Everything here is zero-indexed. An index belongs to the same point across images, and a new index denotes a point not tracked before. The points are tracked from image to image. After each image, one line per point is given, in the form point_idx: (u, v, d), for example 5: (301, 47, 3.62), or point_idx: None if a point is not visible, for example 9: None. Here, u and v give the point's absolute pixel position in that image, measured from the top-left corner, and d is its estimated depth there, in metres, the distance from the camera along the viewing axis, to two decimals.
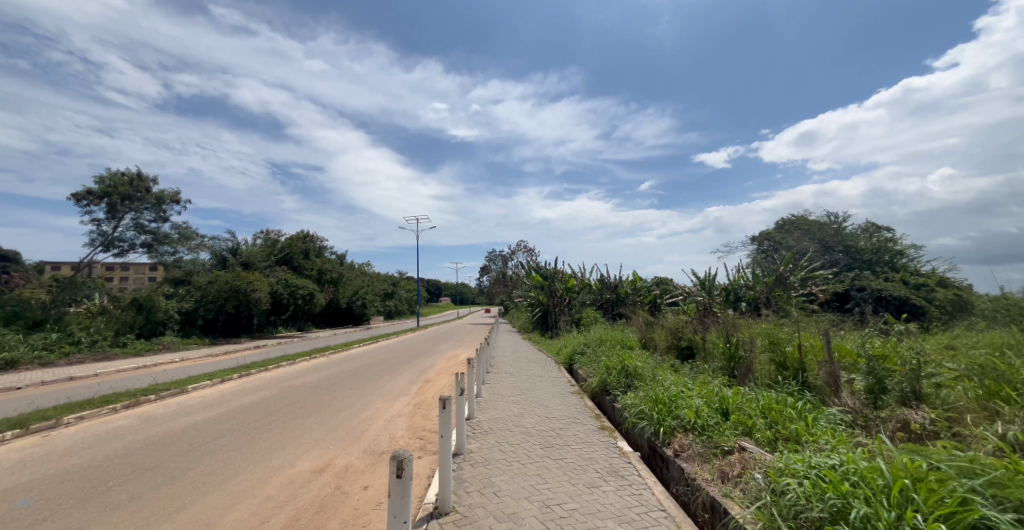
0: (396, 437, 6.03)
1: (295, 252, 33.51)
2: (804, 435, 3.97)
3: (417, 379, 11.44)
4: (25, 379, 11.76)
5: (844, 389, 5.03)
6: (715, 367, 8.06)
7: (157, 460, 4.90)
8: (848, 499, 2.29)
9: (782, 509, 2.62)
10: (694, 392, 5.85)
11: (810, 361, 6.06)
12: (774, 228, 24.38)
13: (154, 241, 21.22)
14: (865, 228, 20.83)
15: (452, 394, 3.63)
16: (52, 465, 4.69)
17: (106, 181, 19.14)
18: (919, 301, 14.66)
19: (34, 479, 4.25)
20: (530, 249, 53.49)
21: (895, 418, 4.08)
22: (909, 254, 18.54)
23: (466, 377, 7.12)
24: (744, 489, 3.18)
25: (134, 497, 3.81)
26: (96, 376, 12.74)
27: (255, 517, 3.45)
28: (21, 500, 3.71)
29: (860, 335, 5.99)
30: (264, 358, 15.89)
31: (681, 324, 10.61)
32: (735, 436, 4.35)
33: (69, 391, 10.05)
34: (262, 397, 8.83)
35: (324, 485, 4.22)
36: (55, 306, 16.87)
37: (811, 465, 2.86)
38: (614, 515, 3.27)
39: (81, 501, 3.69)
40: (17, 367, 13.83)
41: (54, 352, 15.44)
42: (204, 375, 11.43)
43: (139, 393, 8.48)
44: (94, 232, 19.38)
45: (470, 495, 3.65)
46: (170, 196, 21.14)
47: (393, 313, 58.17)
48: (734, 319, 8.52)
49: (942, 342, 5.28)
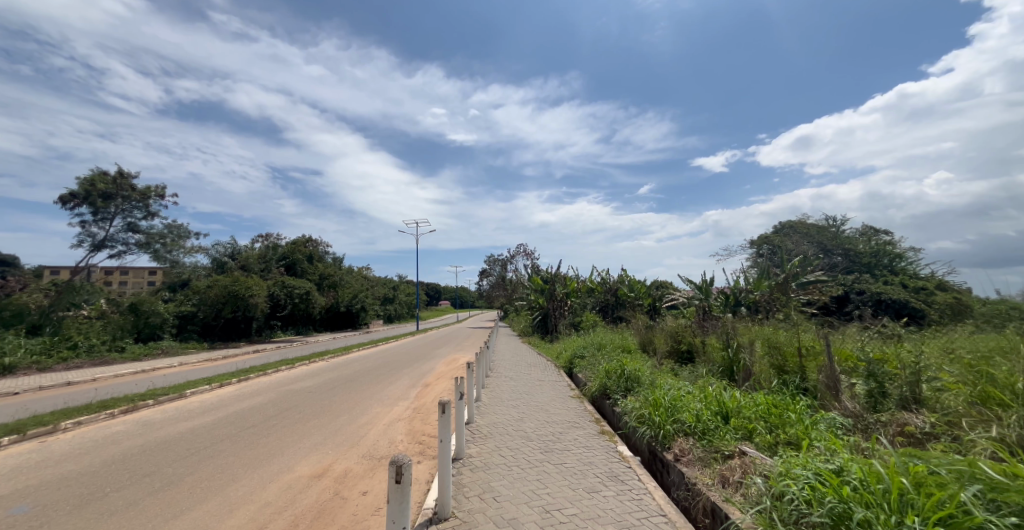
0: (395, 442, 6.01)
1: (296, 257, 33.89)
2: (804, 441, 3.95)
3: (417, 382, 11.49)
4: (24, 384, 11.74)
5: (844, 393, 5.01)
6: (715, 371, 8.04)
7: (155, 465, 4.91)
8: (850, 503, 2.30)
9: (783, 514, 2.63)
10: (692, 396, 5.83)
11: (809, 364, 6.08)
12: (773, 232, 24.56)
13: (149, 241, 21.03)
14: (863, 232, 20.94)
15: (451, 398, 3.60)
16: (49, 471, 4.67)
17: (86, 181, 18.97)
18: (919, 305, 14.68)
19: (33, 484, 4.25)
20: (528, 251, 53.48)
21: (896, 423, 4.12)
22: (908, 257, 18.61)
23: (466, 381, 7.13)
24: (745, 494, 3.17)
25: (132, 503, 3.81)
26: (94, 381, 12.73)
27: (255, 522, 3.46)
28: (17, 506, 3.69)
29: (860, 339, 6.00)
30: (263, 363, 15.90)
31: (682, 328, 10.71)
32: (735, 440, 4.36)
33: (67, 396, 10.04)
34: (260, 402, 8.82)
35: (323, 490, 4.21)
36: (53, 311, 16.93)
37: (813, 470, 2.85)
38: (614, 520, 3.26)
39: (79, 506, 3.69)
40: (15, 371, 13.80)
41: (53, 357, 15.38)
42: (204, 379, 11.43)
43: (137, 398, 8.42)
44: (83, 234, 19.32)
45: (470, 501, 3.64)
46: (157, 192, 21.13)
47: (393, 318, 57.75)
48: (733, 322, 8.56)
49: (942, 345, 5.29)
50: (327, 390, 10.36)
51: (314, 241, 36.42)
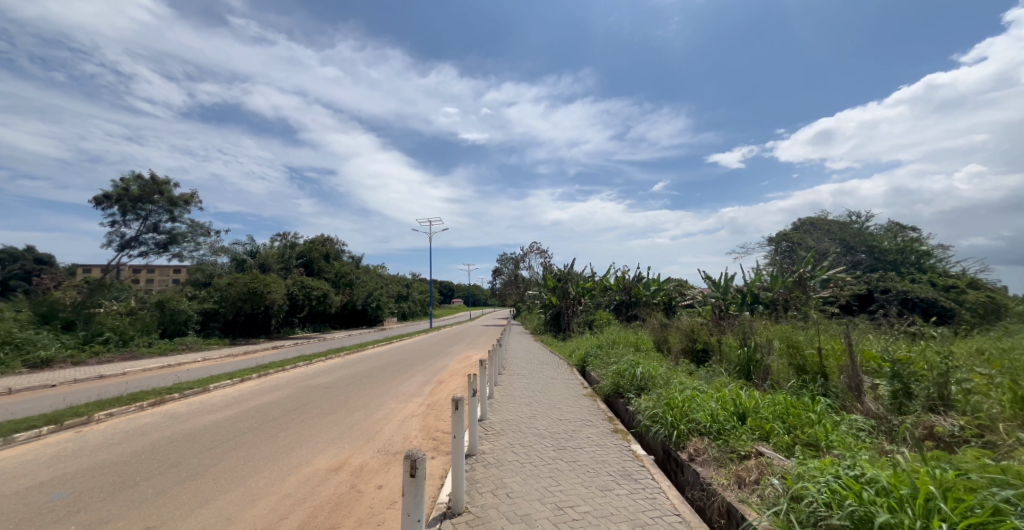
0: (410, 437, 6.12)
1: (314, 256, 34.60)
2: (824, 443, 3.88)
3: (430, 380, 11.60)
4: (61, 377, 12.29)
5: (868, 394, 4.88)
6: (732, 371, 7.90)
7: (182, 456, 5.11)
8: (873, 507, 2.25)
9: (802, 516, 2.58)
10: (708, 396, 5.76)
11: (831, 364, 5.91)
12: (791, 229, 24.01)
13: (172, 243, 21.64)
14: (889, 228, 20.23)
15: (464, 394, 3.61)
16: (85, 459, 4.91)
17: (120, 185, 19.83)
18: (948, 304, 14.10)
19: (71, 472, 4.48)
20: (540, 250, 53.11)
21: (923, 425, 3.99)
22: (937, 255, 17.83)
23: (478, 378, 7.19)
24: (762, 495, 3.14)
25: (160, 491, 3.98)
26: (124, 374, 13.29)
27: (274, 514, 3.56)
28: (57, 492, 3.90)
29: (882, 339, 5.84)
30: (283, 358, 16.42)
31: (697, 327, 10.55)
32: (751, 441, 4.29)
33: (99, 389, 10.49)
34: (279, 397, 9.04)
35: (340, 483, 4.32)
36: (86, 307, 17.39)
37: (831, 472, 2.81)
38: (627, 518, 3.26)
39: (113, 494, 3.87)
40: (52, 365, 14.50)
41: (86, 351, 16.09)
42: (226, 374, 11.82)
43: (163, 392, 8.75)
44: (113, 233, 20.10)
45: (482, 496, 3.69)
46: (185, 198, 21.67)
47: (405, 316, 58.16)
48: (750, 320, 8.39)
49: (973, 346, 5.11)
50: (343, 386, 10.54)
51: (330, 240, 37.26)
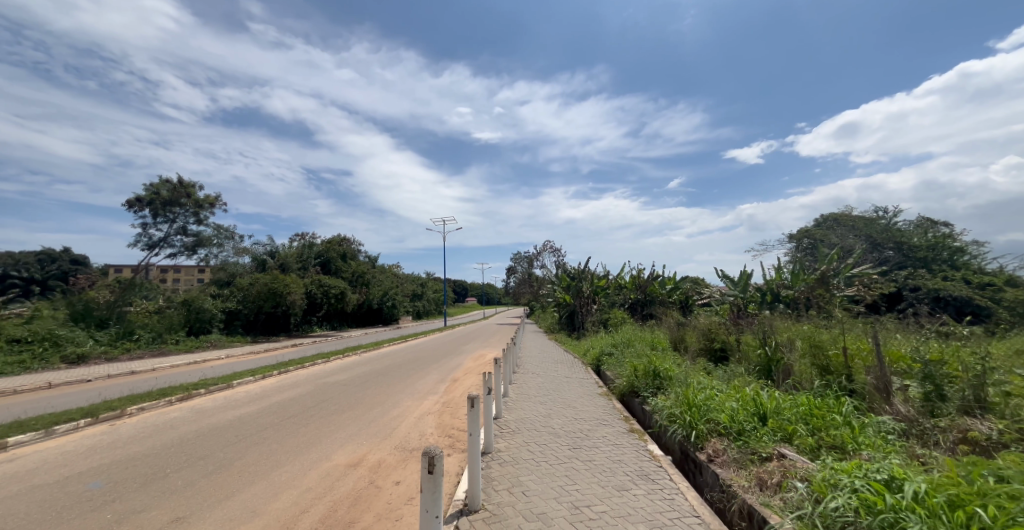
0: (426, 434, 6.19)
1: (331, 255, 35.25)
2: (849, 445, 3.79)
3: (446, 378, 11.70)
4: (95, 373, 12.82)
5: (896, 396, 4.73)
6: (752, 371, 7.74)
7: (209, 450, 5.28)
8: (906, 514, 2.18)
9: (827, 520, 2.52)
10: (727, 396, 5.66)
11: (856, 364, 5.73)
12: (814, 225, 23.36)
13: (198, 244, 22.31)
14: (919, 224, 19.47)
15: (480, 393, 3.65)
16: (118, 451, 5.12)
17: (151, 189, 20.55)
18: (984, 302, 13.51)
19: (106, 463, 4.68)
20: (554, 248, 52.91)
21: (956, 428, 3.84)
22: (971, 251, 17.09)
23: (493, 376, 7.23)
24: (785, 498, 3.09)
25: (189, 483, 4.13)
26: (154, 370, 13.79)
27: (296, 507, 3.66)
28: (94, 482, 4.08)
29: (911, 339, 5.65)
30: (302, 356, 16.77)
31: (715, 326, 10.37)
32: (773, 443, 4.21)
33: (130, 384, 10.91)
34: (299, 394, 9.24)
35: (359, 479, 4.41)
36: (118, 306, 18.07)
37: (859, 476, 2.74)
38: (645, 519, 3.24)
39: (145, 484, 4.03)
40: (86, 361, 15.13)
41: (118, 348, 16.76)
42: (248, 371, 12.14)
43: (190, 387, 9.05)
44: (143, 235, 20.84)
45: (499, 494, 3.72)
46: (210, 201, 22.33)
47: (420, 314, 58.74)
48: (771, 320, 8.22)
49: (1011, 347, 4.89)
50: (360, 383, 10.71)
51: (347, 240, 37.88)
